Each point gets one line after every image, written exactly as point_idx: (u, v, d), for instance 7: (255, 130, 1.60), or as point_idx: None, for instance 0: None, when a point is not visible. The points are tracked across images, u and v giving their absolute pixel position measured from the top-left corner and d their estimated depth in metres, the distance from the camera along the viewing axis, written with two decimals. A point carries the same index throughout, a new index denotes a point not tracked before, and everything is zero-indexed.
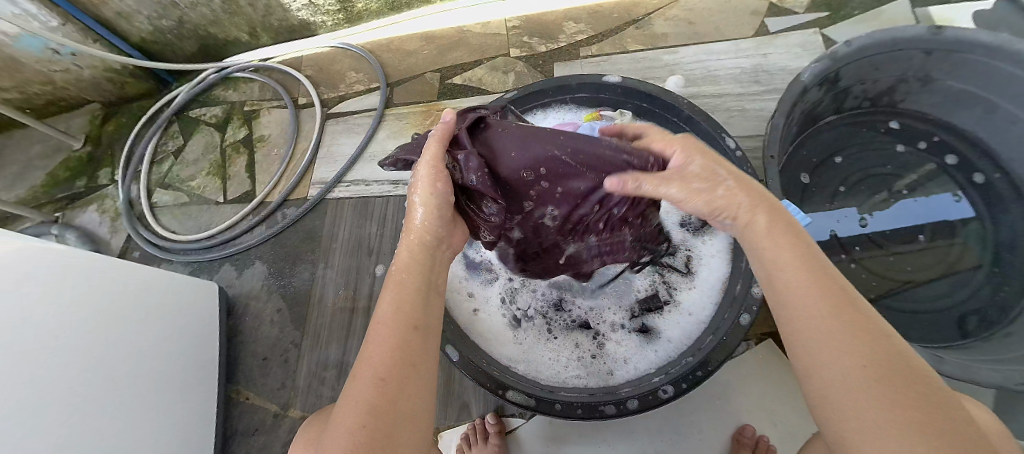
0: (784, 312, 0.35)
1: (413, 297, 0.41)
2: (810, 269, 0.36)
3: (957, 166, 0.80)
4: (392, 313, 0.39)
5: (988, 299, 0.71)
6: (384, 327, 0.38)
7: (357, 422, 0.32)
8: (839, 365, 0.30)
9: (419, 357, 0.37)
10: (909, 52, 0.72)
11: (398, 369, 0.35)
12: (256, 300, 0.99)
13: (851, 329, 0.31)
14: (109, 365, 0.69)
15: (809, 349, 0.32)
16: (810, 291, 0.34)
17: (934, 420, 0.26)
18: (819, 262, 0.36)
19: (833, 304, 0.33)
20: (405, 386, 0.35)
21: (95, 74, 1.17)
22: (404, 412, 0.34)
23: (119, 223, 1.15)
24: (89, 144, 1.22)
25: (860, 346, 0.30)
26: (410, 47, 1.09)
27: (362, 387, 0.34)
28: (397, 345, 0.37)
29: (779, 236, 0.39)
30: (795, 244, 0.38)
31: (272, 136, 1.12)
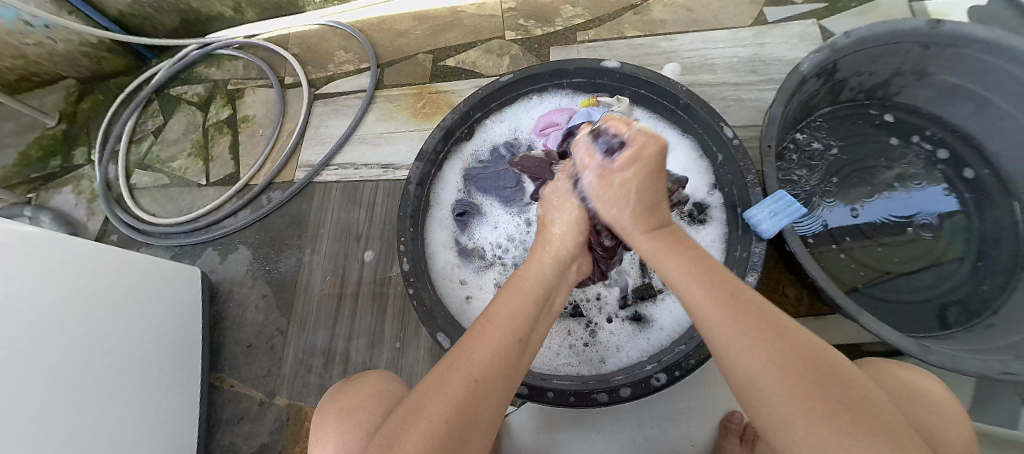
0: (699, 319, 0.40)
1: (523, 309, 0.43)
2: (709, 275, 0.42)
3: (948, 160, 0.81)
4: (498, 316, 0.42)
5: (971, 291, 0.72)
6: (497, 328, 0.41)
7: (443, 416, 0.34)
8: (759, 377, 0.34)
9: (512, 372, 0.39)
10: (906, 45, 0.72)
11: (494, 377, 0.38)
12: (241, 285, 0.96)
13: (756, 331, 0.36)
14: (87, 351, 0.67)
15: (731, 368, 0.36)
16: (718, 311, 0.39)
17: (857, 414, 0.30)
18: (715, 274, 0.42)
19: (742, 321, 0.37)
20: (490, 392, 0.37)
21: (70, 48, 1.11)
22: (483, 418, 0.36)
23: (96, 205, 1.11)
24: (63, 122, 1.16)
25: (766, 343, 0.35)
26: (401, 26, 1.06)
27: (457, 380, 0.37)
28: (500, 352, 0.39)
29: (677, 249, 0.45)
30: (689, 253, 0.45)
31: (257, 116, 1.09)
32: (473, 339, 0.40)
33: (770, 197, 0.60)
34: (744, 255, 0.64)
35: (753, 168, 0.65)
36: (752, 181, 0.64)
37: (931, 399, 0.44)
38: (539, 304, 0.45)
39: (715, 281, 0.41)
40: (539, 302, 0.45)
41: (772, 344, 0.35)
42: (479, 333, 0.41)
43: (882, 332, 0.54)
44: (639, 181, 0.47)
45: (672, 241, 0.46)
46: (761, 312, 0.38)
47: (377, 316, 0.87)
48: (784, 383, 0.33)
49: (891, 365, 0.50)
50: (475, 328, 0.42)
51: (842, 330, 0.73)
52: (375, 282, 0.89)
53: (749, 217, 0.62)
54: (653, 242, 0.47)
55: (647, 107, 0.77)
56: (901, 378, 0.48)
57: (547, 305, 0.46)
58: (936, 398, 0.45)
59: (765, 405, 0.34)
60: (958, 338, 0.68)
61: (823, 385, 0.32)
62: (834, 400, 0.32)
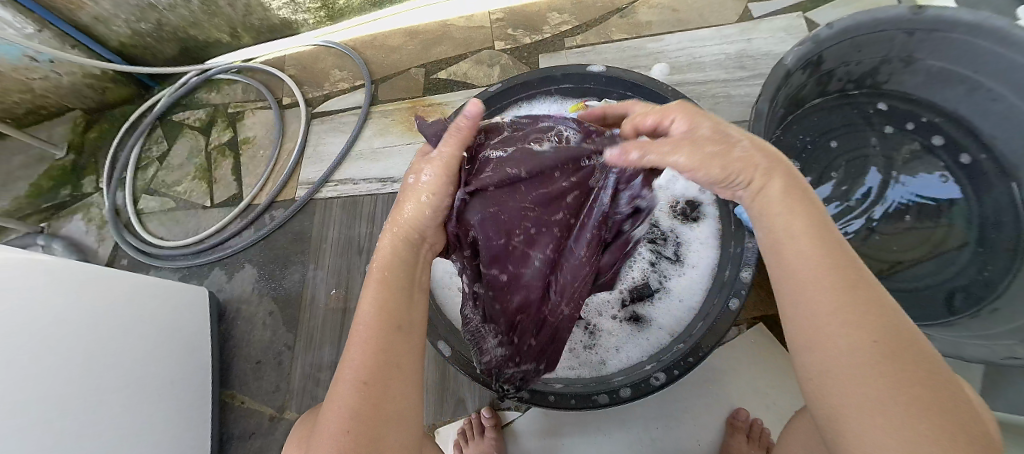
0: (795, 286, 0.32)
1: (400, 288, 0.42)
2: (811, 241, 0.33)
3: (943, 146, 0.80)
4: (370, 310, 0.40)
5: (973, 276, 0.72)
6: (368, 324, 0.39)
7: (343, 428, 0.34)
8: (848, 357, 0.28)
9: (400, 357, 0.38)
10: (891, 33, 0.73)
11: (383, 371, 0.37)
12: (247, 303, 0.98)
13: (859, 310, 0.29)
14: (102, 374, 0.69)
15: (812, 336, 0.30)
16: (823, 276, 0.31)
17: (946, 420, 0.25)
18: (821, 231, 0.33)
19: (843, 290, 0.30)
20: (387, 385, 0.36)
21: (74, 81, 1.15)
22: (389, 412, 0.36)
23: (106, 231, 1.14)
24: (72, 153, 1.20)
25: (865, 328, 0.29)
26: (393, 42, 1.08)
27: (347, 388, 0.36)
28: (381, 347, 0.38)
29: (793, 198, 0.35)
30: (800, 208, 0.34)
31: (257, 137, 1.11)
32: (351, 345, 0.38)
33: None
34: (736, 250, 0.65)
35: None
36: None
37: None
38: (408, 282, 0.43)
39: (827, 246, 0.32)
40: (405, 278, 0.43)
41: (871, 330, 0.28)
42: (354, 335, 0.39)
43: None
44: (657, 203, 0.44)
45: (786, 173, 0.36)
46: (870, 291, 0.30)
47: None
48: (883, 376, 0.27)
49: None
50: (352, 332, 0.39)
51: None
52: None
53: (740, 213, 0.63)
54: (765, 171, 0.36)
55: None
56: None
57: (419, 277, 0.44)
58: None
59: (842, 396, 0.28)
60: (962, 324, 0.68)
61: (922, 382, 0.27)
62: (928, 394, 0.26)
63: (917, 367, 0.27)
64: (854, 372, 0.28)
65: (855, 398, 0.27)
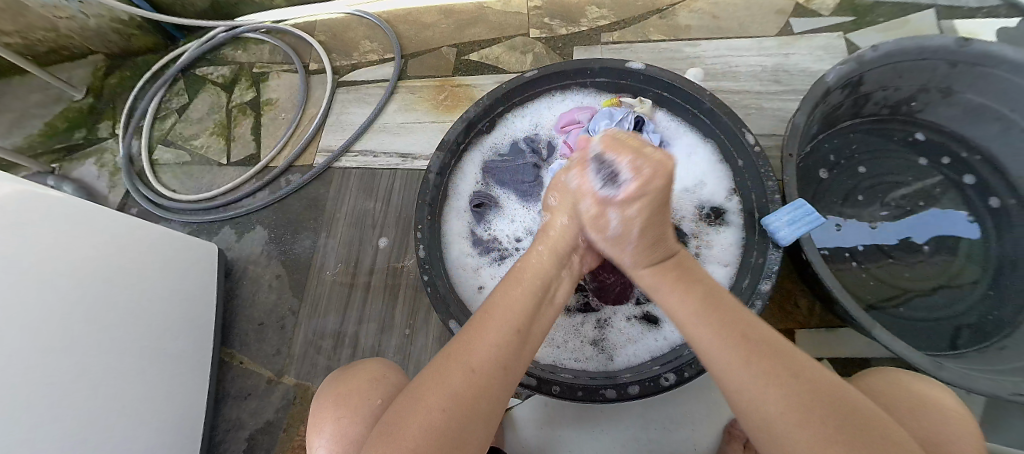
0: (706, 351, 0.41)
1: (532, 301, 0.45)
2: (717, 311, 0.43)
3: (974, 186, 0.80)
4: (500, 311, 0.43)
5: (986, 315, 0.72)
6: (497, 318, 0.43)
7: (441, 407, 0.36)
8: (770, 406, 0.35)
9: (511, 362, 0.41)
10: (933, 62, 0.72)
11: (492, 369, 0.39)
12: (255, 264, 0.98)
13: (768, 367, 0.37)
14: (103, 317, 0.68)
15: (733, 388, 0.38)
16: (731, 339, 0.40)
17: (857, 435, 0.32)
18: (716, 297, 0.45)
19: (751, 350, 0.39)
20: (489, 384, 0.38)
21: (101, 23, 1.14)
22: (483, 408, 0.37)
23: (118, 179, 1.13)
24: (90, 96, 1.19)
25: (778, 377, 0.36)
26: (427, 19, 1.07)
27: (455, 373, 0.38)
28: (498, 344, 0.41)
29: (683, 281, 0.47)
30: (696, 288, 0.46)
31: (280, 99, 1.10)
32: (466, 335, 0.42)
33: (789, 205, 0.60)
34: (759, 261, 0.64)
35: (773, 176, 0.65)
36: (772, 189, 0.64)
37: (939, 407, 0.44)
38: (538, 296, 0.46)
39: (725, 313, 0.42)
40: (537, 294, 0.46)
41: (787, 383, 0.36)
42: (486, 320, 0.43)
43: (896, 347, 0.54)
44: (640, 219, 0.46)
45: (684, 276, 0.47)
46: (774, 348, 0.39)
47: (388, 303, 0.88)
48: (802, 424, 0.34)
49: (885, 373, 0.51)
50: (468, 327, 0.43)
51: (853, 344, 0.72)
52: (387, 269, 0.90)
53: (766, 224, 0.62)
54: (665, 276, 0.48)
55: (669, 110, 0.78)
56: (915, 385, 0.48)
57: (549, 294, 0.48)
58: (944, 407, 0.45)
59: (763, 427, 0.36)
60: (972, 359, 0.68)
61: (833, 412, 0.33)
62: (838, 425, 0.33)
63: (829, 402, 0.34)
64: (785, 426, 0.34)
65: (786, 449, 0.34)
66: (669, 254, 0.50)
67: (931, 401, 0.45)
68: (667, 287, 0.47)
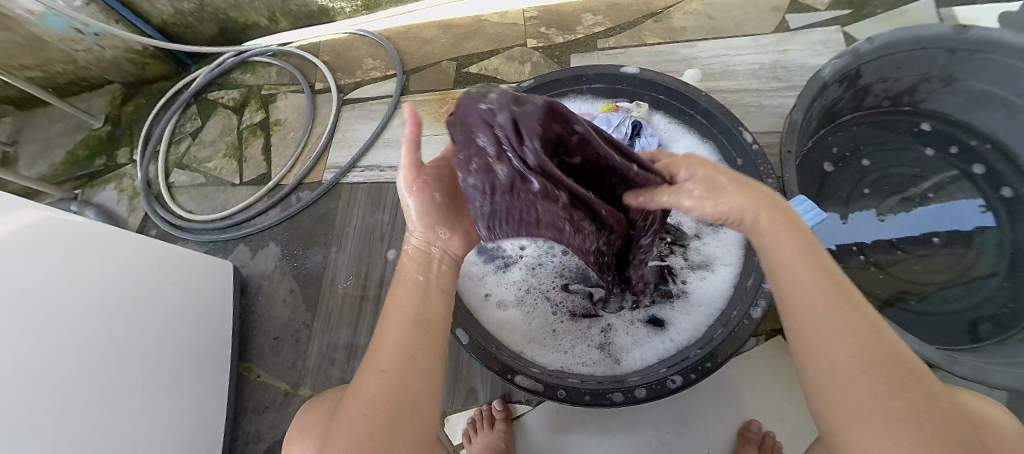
0: (790, 295, 0.35)
1: (433, 293, 0.46)
2: (812, 257, 0.36)
3: (984, 175, 0.79)
4: (405, 305, 0.44)
5: (1003, 306, 0.71)
6: (393, 320, 0.43)
7: (362, 414, 0.36)
8: (840, 359, 0.30)
9: (422, 350, 0.40)
10: (931, 51, 0.72)
11: (405, 358, 0.39)
12: (269, 280, 1.01)
13: (851, 320, 0.32)
14: (127, 336, 0.71)
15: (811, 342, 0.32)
16: (816, 287, 0.34)
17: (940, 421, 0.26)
18: (818, 251, 0.37)
19: (836, 303, 0.33)
20: (410, 377, 0.38)
21: (117, 54, 1.19)
22: (408, 402, 0.37)
23: (137, 202, 1.17)
24: (108, 124, 1.24)
25: (850, 325, 0.31)
26: (427, 35, 1.10)
27: (370, 376, 0.38)
28: (406, 339, 0.41)
29: (789, 228, 0.38)
30: (796, 229, 0.38)
31: (288, 119, 1.14)
32: (379, 336, 0.42)
33: (791, 202, 0.61)
34: None
35: (774, 173, 0.66)
36: (771, 186, 0.65)
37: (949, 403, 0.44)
38: (422, 287, 0.46)
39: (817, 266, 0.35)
40: (422, 288, 0.46)
41: (859, 336, 0.31)
42: (386, 328, 0.42)
43: (906, 341, 0.53)
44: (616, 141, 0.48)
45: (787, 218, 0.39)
46: (863, 310, 0.33)
47: None
48: (871, 381, 0.28)
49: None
50: (380, 327, 0.43)
51: None
52: None
53: None
54: (768, 211, 0.40)
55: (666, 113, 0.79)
56: None
57: (435, 285, 0.47)
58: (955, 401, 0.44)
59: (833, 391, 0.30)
60: (989, 351, 0.67)
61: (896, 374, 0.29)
62: (915, 397, 0.28)
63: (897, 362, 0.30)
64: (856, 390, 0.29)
65: (847, 410, 0.29)
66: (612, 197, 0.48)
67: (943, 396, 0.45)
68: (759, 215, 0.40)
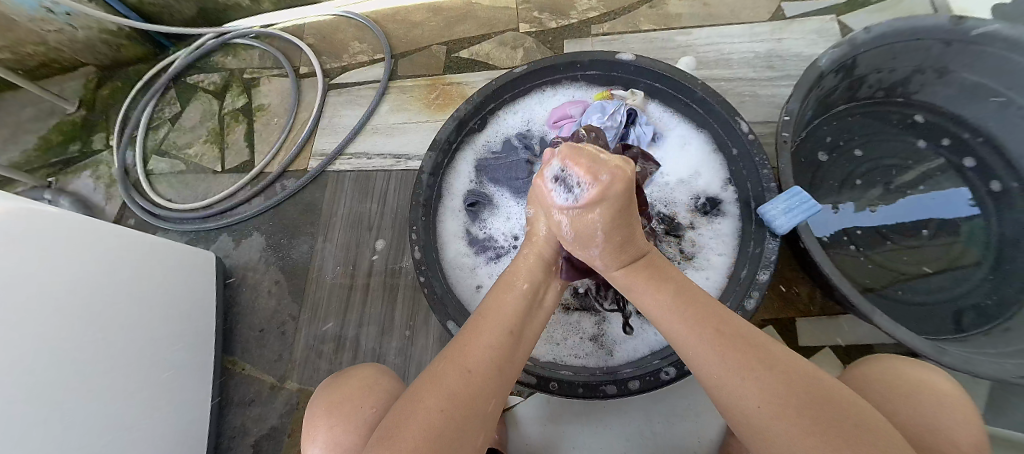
0: (690, 352, 0.41)
1: (525, 302, 0.45)
2: (692, 306, 0.43)
3: (974, 168, 0.79)
4: (503, 312, 0.43)
5: (989, 296, 0.71)
6: (491, 321, 0.42)
7: (438, 408, 0.35)
8: (754, 406, 0.36)
9: (506, 362, 0.41)
10: (927, 42, 0.71)
11: (489, 367, 0.39)
12: (254, 271, 0.98)
13: (746, 360, 0.37)
14: (107, 329, 0.69)
15: (724, 393, 0.38)
16: (699, 337, 0.40)
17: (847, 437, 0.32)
18: (694, 294, 0.44)
19: (724, 345, 0.39)
20: (486, 386, 0.38)
21: (90, 35, 1.13)
22: (479, 406, 0.37)
23: (114, 190, 1.13)
24: (83, 109, 1.18)
25: (724, 349, 0.39)
26: (416, 18, 1.06)
27: (451, 375, 0.38)
28: (497, 345, 0.41)
29: (654, 280, 0.46)
30: (668, 286, 0.45)
31: (272, 104, 1.10)
32: (469, 333, 0.42)
33: (785, 193, 0.60)
34: (756, 251, 0.64)
35: (768, 164, 0.65)
36: (766, 176, 0.64)
37: (936, 393, 0.45)
38: (530, 297, 0.46)
39: (698, 309, 0.42)
40: (530, 297, 0.46)
41: (760, 375, 0.36)
42: (474, 332, 0.41)
43: (896, 333, 0.53)
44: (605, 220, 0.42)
45: (654, 267, 0.47)
46: (747, 339, 0.39)
47: (387, 305, 0.88)
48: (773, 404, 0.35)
49: (884, 358, 0.51)
50: (469, 326, 0.43)
51: (855, 330, 0.72)
52: (385, 272, 0.90)
53: (763, 212, 0.62)
54: (637, 271, 0.47)
55: (661, 101, 0.77)
56: (914, 371, 0.48)
57: (539, 296, 0.48)
58: (943, 392, 0.45)
59: (763, 438, 0.35)
60: (975, 341, 0.67)
61: (784, 383, 0.35)
62: (821, 421, 0.33)
63: (795, 385, 0.35)
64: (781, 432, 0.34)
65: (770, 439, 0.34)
66: (642, 253, 0.48)
67: (927, 385, 0.45)
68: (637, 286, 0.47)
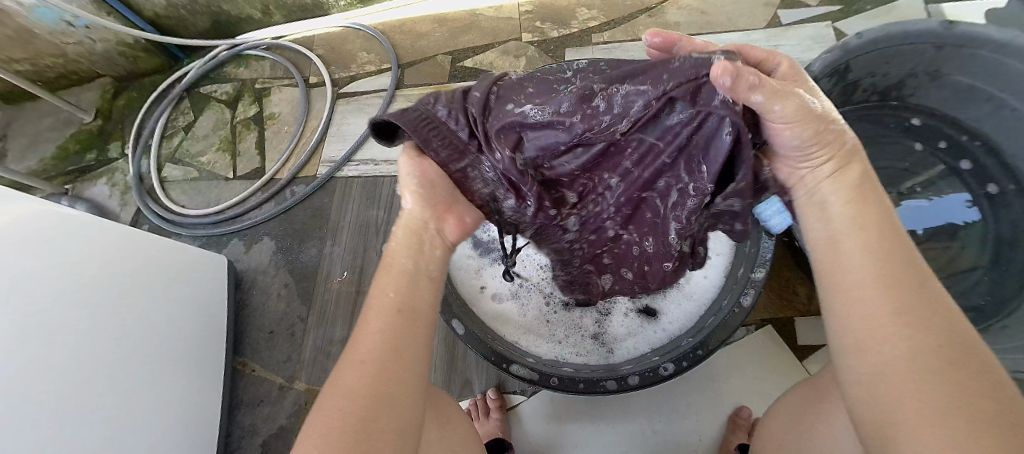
0: (842, 295, 0.33)
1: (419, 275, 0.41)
2: (877, 235, 0.34)
3: (971, 171, 0.80)
4: (392, 290, 0.39)
5: (987, 295, 0.73)
6: (375, 309, 0.37)
7: (341, 407, 0.32)
8: (885, 358, 0.29)
9: (405, 341, 0.36)
10: (918, 47, 0.73)
11: (387, 353, 0.35)
12: (264, 274, 1.00)
13: (905, 311, 0.30)
14: (120, 326, 0.71)
15: (861, 339, 0.31)
16: (877, 272, 0.32)
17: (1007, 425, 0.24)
18: (891, 226, 0.34)
19: (892, 287, 0.31)
20: (389, 373, 0.34)
21: (108, 48, 1.18)
22: (391, 395, 0.33)
23: (129, 197, 1.16)
24: (99, 119, 1.22)
25: (900, 323, 0.29)
26: (421, 29, 1.10)
27: (351, 369, 0.34)
28: (387, 330, 0.36)
29: (861, 204, 0.36)
30: (875, 212, 0.35)
31: (282, 113, 1.13)
32: (359, 330, 0.37)
33: None
34: (752, 250, 0.65)
35: None
36: None
37: None
38: (419, 267, 0.41)
39: (880, 243, 0.33)
40: (428, 267, 0.42)
41: (910, 331, 0.29)
42: (365, 321, 0.37)
43: None
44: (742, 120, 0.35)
45: (866, 193, 0.37)
46: (917, 289, 0.31)
47: None
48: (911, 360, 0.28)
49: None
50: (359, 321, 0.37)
51: None
52: None
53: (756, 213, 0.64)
54: (838, 185, 0.38)
55: None
56: None
57: (428, 263, 0.43)
58: None
59: (877, 396, 0.29)
60: (973, 339, 0.68)
61: (947, 374, 0.27)
62: (966, 394, 0.26)
63: (954, 354, 0.28)
64: (902, 390, 0.27)
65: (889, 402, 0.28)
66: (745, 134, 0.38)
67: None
68: (831, 192, 0.38)
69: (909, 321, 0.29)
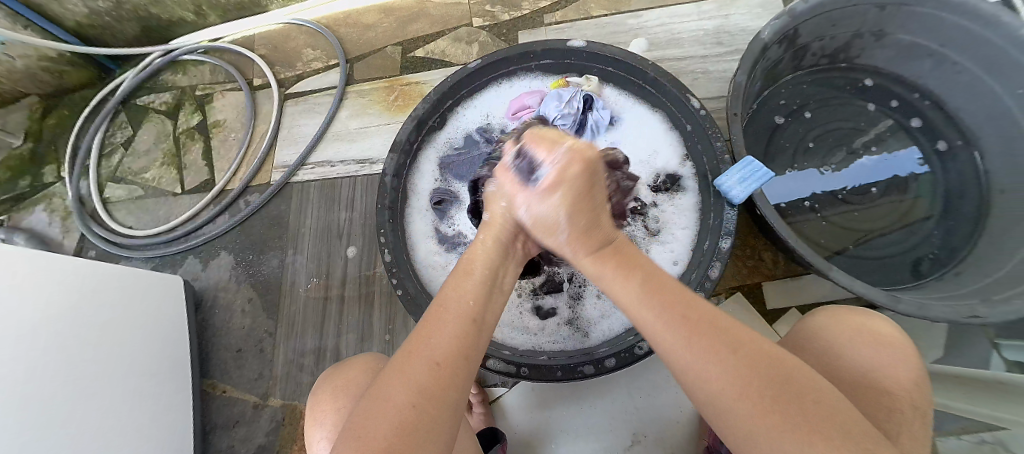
0: (658, 341, 0.38)
1: (482, 287, 0.42)
2: (657, 293, 0.40)
3: (920, 128, 0.82)
4: (462, 297, 0.41)
5: (939, 244, 0.75)
6: (451, 312, 0.39)
7: (408, 402, 0.33)
8: (712, 388, 0.33)
9: (472, 350, 0.38)
10: (863, 7, 0.74)
11: (455, 357, 0.36)
12: (225, 291, 0.96)
13: (710, 346, 0.35)
14: (76, 361, 0.67)
15: (686, 380, 0.35)
16: (672, 319, 0.37)
17: (812, 421, 0.30)
18: (662, 279, 0.41)
19: (694, 329, 0.36)
20: (457, 373, 0.35)
21: (29, 64, 1.08)
22: (451, 396, 0.34)
23: (71, 223, 1.09)
24: (29, 142, 1.12)
25: (715, 356, 0.34)
26: (368, 20, 1.05)
27: (418, 367, 0.35)
28: (459, 335, 0.38)
29: (625, 267, 0.43)
30: (637, 271, 0.42)
31: (228, 120, 1.07)
32: (426, 325, 0.38)
33: (739, 162, 0.62)
34: (716, 222, 0.66)
35: (721, 136, 0.67)
36: (720, 149, 0.66)
37: (873, 334, 0.48)
38: (490, 282, 0.43)
39: (664, 295, 0.39)
40: (491, 281, 0.43)
41: (721, 355, 0.34)
42: (428, 323, 0.38)
43: (853, 286, 0.56)
44: (568, 205, 0.44)
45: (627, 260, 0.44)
46: (714, 324, 0.37)
47: (364, 310, 0.87)
48: (737, 393, 0.32)
49: (834, 308, 0.54)
50: (428, 315, 0.39)
51: (818, 290, 0.75)
52: (359, 279, 0.89)
53: (721, 184, 0.64)
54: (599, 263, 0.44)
55: (615, 85, 0.78)
56: (849, 315, 0.51)
57: (499, 281, 0.45)
58: (877, 332, 0.49)
59: (724, 416, 0.33)
60: (929, 288, 0.71)
61: (771, 387, 0.32)
62: (787, 403, 0.32)
63: (766, 375, 0.33)
64: (728, 401, 0.33)
65: (733, 423, 0.33)
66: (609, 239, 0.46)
67: (863, 328, 0.49)
68: (604, 268, 0.44)
69: (714, 353, 0.34)
